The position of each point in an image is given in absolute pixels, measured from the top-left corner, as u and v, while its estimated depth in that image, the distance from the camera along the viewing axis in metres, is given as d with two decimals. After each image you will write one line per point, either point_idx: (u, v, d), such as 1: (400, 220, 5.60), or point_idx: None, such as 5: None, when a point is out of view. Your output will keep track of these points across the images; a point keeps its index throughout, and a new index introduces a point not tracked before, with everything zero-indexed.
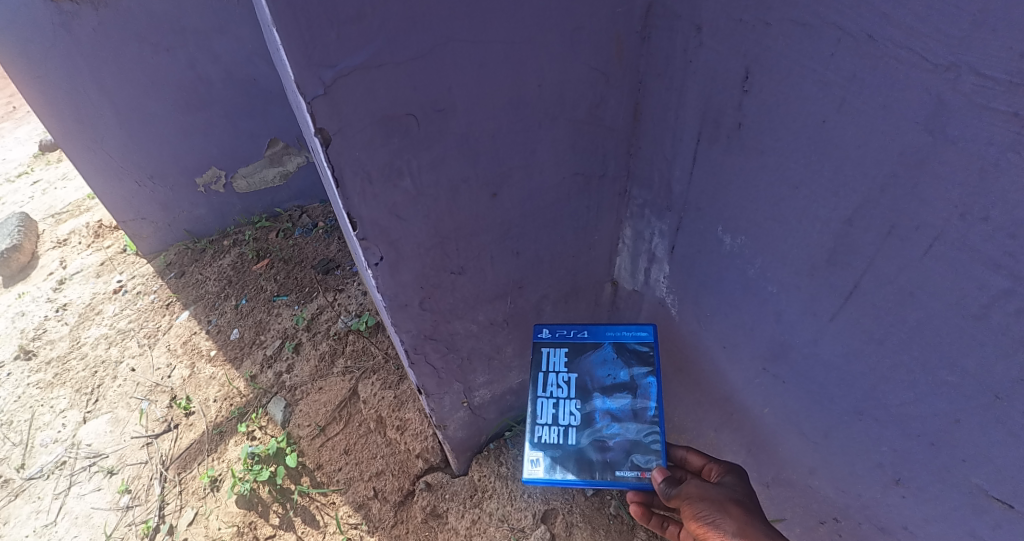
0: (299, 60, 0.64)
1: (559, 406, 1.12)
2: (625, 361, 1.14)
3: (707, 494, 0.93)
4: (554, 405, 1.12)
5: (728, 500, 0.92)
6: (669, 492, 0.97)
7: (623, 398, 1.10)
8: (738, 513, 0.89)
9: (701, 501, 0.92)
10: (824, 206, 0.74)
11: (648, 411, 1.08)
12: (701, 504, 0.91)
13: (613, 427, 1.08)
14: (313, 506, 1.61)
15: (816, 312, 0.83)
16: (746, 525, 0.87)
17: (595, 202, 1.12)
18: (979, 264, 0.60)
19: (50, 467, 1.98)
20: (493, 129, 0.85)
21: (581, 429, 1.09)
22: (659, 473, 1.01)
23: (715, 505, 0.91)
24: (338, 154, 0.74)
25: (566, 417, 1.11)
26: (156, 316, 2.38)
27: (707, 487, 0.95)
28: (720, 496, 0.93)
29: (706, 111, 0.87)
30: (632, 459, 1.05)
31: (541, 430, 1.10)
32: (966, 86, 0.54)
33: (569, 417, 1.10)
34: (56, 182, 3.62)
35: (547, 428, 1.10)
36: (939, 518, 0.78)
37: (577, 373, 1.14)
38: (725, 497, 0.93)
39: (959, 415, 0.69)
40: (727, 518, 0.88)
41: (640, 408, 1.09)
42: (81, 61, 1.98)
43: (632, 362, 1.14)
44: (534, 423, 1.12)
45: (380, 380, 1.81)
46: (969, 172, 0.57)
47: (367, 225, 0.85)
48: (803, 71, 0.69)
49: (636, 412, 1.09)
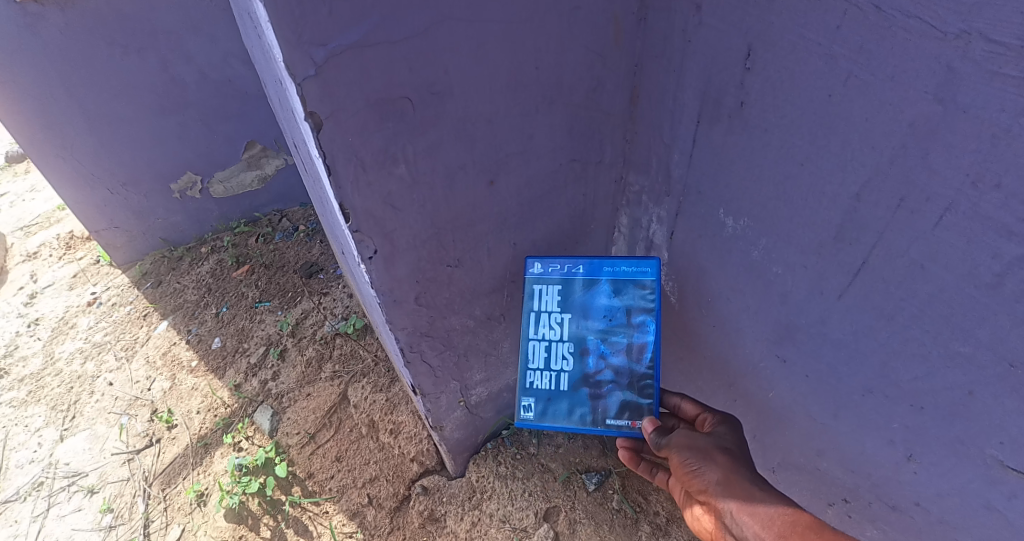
0: (289, 39, 0.61)
1: (552, 349, 1.08)
2: (623, 302, 1.06)
3: (694, 443, 0.99)
4: (546, 349, 1.08)
5: (715, 448, 0.99)
6: (659, 442, 1.01)
7: (618, 345, 1.06)
8: (724, 461, 0.96)
9: (688, 450, 0.98)
10: (830, 183, 0.73)
11: (644, 359, 1.06)
12: (687, 453, 0.97)
13: (607, 376, 1.06)
14: (305, 516, 1.55)
15: (824, 291, 0.82)
16: (730, 472, 0.94)
17: (591, 191, 1.10)
18: (992, 232, 0.59)
19: (26, 488, 1.89)
20: (490, 113, 0.83)
21: (574, 376, 1.07)
22: (650, 424, 1.03)
23: (700, 453, 0.97)
24: (331, 140, 0.71)
25: (558, 362, 1.07)
26: (134, 327, 2.30)
27: (695, 437, 1.01)
28: (707, 445, 0.99)
29: (706, 91, 0.86)
30: (625, 408, 1.06)
31: (532, 375, 1.08)
32: (977, 53, 0.53)
33: (561, 362, 1.07)
34: (24, 194, 3.48)
35: (539, 374, 1.08)
36: (954, 492, 0.77)
37: (572, 314, 1.07)
38: (712, 445, 0.99)
39: (972, 387, 0.68)
40: (712, 466, 0.95)
41: (635, 355, 1.06)
42: (48, 65, 1.89)
43: (631, 303, 1.06)
44: (525, 368, 1.09)
45: (370, 383, 1.77)
46: (980, 140, 0.56)
47: (361, 217, 0.81)
48: (807, 45, 0.67)
49: (631, 359, 1.06)
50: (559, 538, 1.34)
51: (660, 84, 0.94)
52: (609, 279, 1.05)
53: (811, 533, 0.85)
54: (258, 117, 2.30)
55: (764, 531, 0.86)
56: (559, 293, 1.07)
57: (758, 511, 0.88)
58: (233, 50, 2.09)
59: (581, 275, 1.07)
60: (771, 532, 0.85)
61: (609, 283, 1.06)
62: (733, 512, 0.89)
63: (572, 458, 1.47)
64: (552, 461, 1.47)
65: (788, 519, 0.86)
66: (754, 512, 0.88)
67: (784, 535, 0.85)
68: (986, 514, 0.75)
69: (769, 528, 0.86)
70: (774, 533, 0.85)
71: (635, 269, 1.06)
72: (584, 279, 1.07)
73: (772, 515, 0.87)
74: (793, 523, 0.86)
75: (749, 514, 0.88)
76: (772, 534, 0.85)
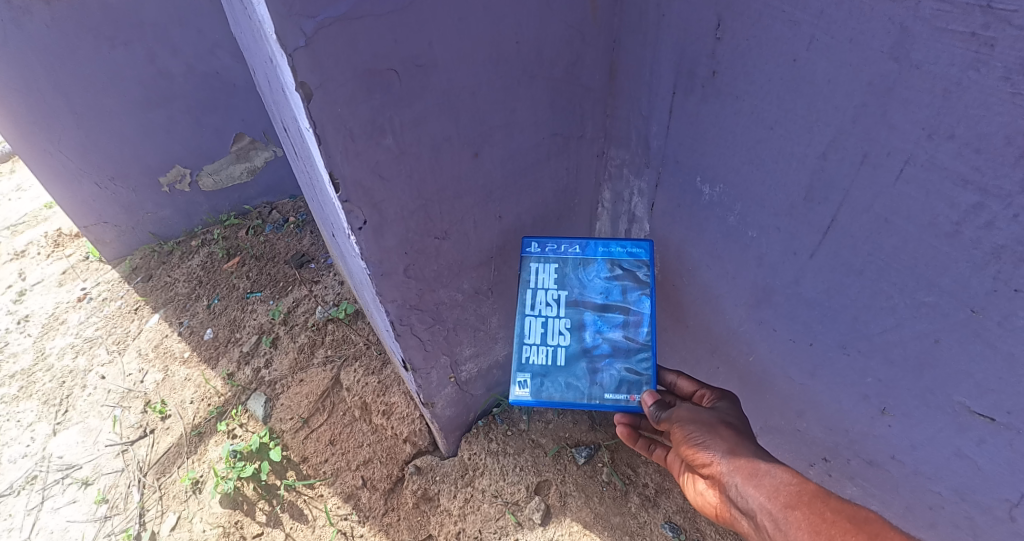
0: (279, 10, 0.62)
1: (548, 325, 1.10)
2: (618, 280, 1.11)
3: (697, 417, 0.95)
4: (543, 325, 1.09)
5: (719, 422, 0.95)
6: (660, 415, 0.99)
7: (614, 319, 1.09)
8: (729, 434, 0.92)
9: (692, 423, 0.94)
10: (798, 143, 0.76)
11: (640, 333, 1.08)
12: (692, 427, 0.93)
13: (604, 350, 1.08)
14: (300, 500, 1.57)
15: (796, 251, 0.86)
16: (735, 445, 0.89)
17: (574, 164, 1.13)
18: (949, 181, 0.62)
19: (20, 483, 1.89)
20: (473, 85, 0.86)
21: (571, 350, 1.08)
22: (649, 396, 1.03)
23: (705, 427, 0.93)
24: (320, 110, 0.73)
25: (555, 337, 1.09)
26: (125, 321, 2.30)
27: (699, 411, 0.97)
28: (711, 419, 0.95)
29: (682, 62, 0.89)
30: (622, 382, 1.06)
31: (529, 350, 1.08)
32: (927, 11, 0.56)
33: (558, 337, 1.09)
34: (9, 193, 3.44)
35: (535, 348, 1.08)
36: (926, 442, 0.81)
37: (568, 291, 1.10)
38: (716, 420, 0.95)
39: (938, 335, 0.72)
40: (717, 439, 0.91)
41: (631, 329, 1.09)
42: (33, 60, 1.87)
43: (626, 280, 1.11)
44: (521, 343, 1.09)
45: (362, 366, 1.79)
46: (934, 95, 0.59)
47: (351, 187, 0.83)
48: (773, 12, 0.70)
49: (627, 334, 1.09)
50: (551, 509, 1.37)
51: (638, 59, 0.97)
52: (603, 259, 1.11)
53: (818, 503, 0.78)
54: (246, 109, 2.31)
55: (769, 502, 0.80)
56: (556, 271, 1.11)
57: (763, 482, 0.82)
58: (220, 41, 2.10)
59: (576, 256, 1.12)
60: (777, 502, 0.80)
61: (604, 263, 1.12)
62: (739, 485, 0.84)
63: (563, 433, 1.49)
64: (543, 436, 1.49)
65: (793, 489, 0.80)
66: (759, 484, 0.82)
67: (791, 505, 0.79)
68: (956, 462, 0.78)
69: (775, 498, 0.80)
70: (780, 504, 0.79)
71: (629, 251, 1.13)
72: (579, 258, 1.12)
73: (777, 485, 0.81)
74: (799, 493, 0.79)
75: (755, 486, 0.82)
76: (779, 504, 0.79)
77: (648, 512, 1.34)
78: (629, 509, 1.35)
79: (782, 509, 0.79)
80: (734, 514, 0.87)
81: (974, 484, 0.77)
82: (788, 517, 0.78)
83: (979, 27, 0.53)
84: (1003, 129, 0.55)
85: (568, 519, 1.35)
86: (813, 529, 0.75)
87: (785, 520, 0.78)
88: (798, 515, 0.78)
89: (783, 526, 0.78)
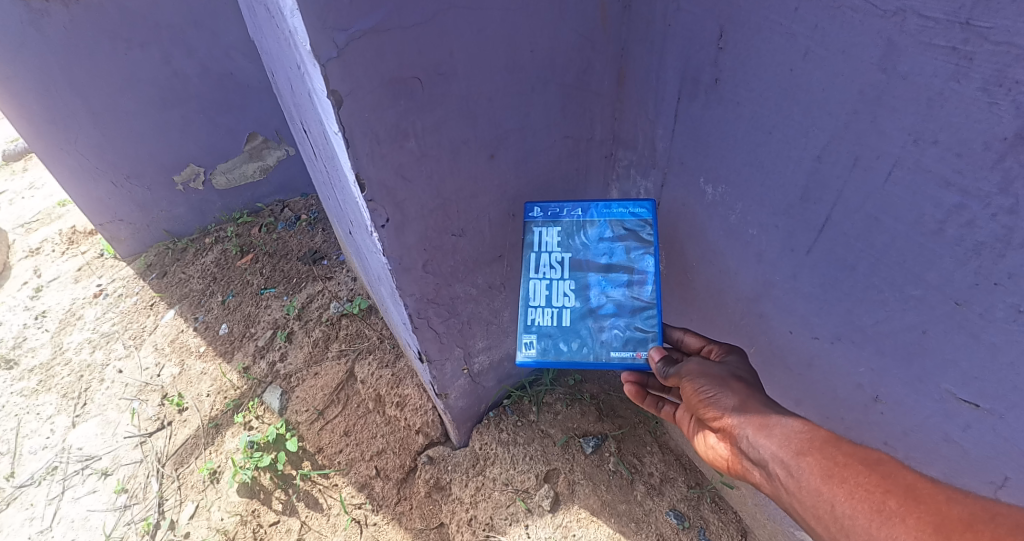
0: (315, 24, 0.67)
1: (552, 288, 1.09)
2: (622, 240, 1.10)
3: (708, 371, 0.94)
4: (548, 287, 1.09)
5: (730, 376, 0.94)
6: (667, 371, 0.98)
7: (618, 279, 1.09)
8: (740, 387, 0.91)
9: (702, 377, 0.93)
10: (795, 147, 0.82)
11: (645, 291, 1.07)
12: (702, 380, 0.92)
13: (609, 310, 1.07)
14: (315, 489, 1.64)
15: (794, 248, 0.91)
16: (746, 398, 0.88)
17: (583, 165, 1.20)
18: (933, 183, 0.67)
19: (41, 473, 1.95)
20: (490, 91, 0.91)
21: (576, 311, 1.07)
22: (656, 353, 1.03)
23: (716, 380, 0.92)
24: (349, 116, 0.78)
25: (560, 299, 1.08)
26: (141, 316, 2.36)
27: (709, 365, 0.96)
28: (722, 373, 0.94)
29: (686, 70, 0.95)
30: (628, 339, 1.05)
31: (534, 313, 1.08)
32: (912, 27, 0.61)
33: (563, 298, 1.08)
34: (24, 191, 3.51)
35: (541, 311, 1.08)
36: (916, 428, 0.87)
37: (572, 253, 1.10)
38: (727, 373, 0.94)
39: (926, 326, 0.77)
40: (728, 392, 0.90)
41: (637, 288, 1.08)
42: (51, 60, 1.93)
43: (629, 240, 1.10)
44: (526, 306, 1.08)
45: (376, 358, 1.85)
46: (920, 103, 0.64)
47: (375, 187, 0.88)
48: (771, 25, 0.76)
49: (633, 293, 1.08)
50: (559, 497, 1.43)
51: (645, 66, 1.03)
52: (608, 219, 1.11)
53: (829, 448, 0.76)
54: (260, 110, 2.37)
55: (781, 451, 0.79)
56: (559, 235, 1.11)
57: (774, 431, 0.81)
58: (234, 43, 2.15)
59: (580, 218, 1.12)
60: (788, 450, 0.78)
61: (609, 223, 1.11)
62: (750, 436, 0.83)
63: (571, 423, 1.54)
64: (552, 427, 1.54)
65: (805, 436, 0.79)
66: (771, 434, 0.81)
67: (803, 451, 0.77)
68: (945, 446, 0.84)
69: (786, 446, 0.79)
70: (792, 451, 0.78)
71: (632, 211, 1.12)
72: (582, 221, 1.11)
73: (789, 434, 0.80)
74: (811, 439, 0.78)
75: (766, 437, 0.81)
76: (790, 452, 0.78)
77: (653, 500, 1.41)
78: (635, 497, 1.41)
79: (794, 456, 0.78)
80: (745, 465, 0.85)
81: (961, 467, 0.82)
82: (800, 464, 0.77)
83: (959, 42, 0.58)
84: (982, 136, 0.60)
85: (576, 506, 1.41)
86: (825, 473, 0.74)
87: (797, 467, 0.77)
88: (810, 460, 0.76)
89: (796, 473, 0.77)
